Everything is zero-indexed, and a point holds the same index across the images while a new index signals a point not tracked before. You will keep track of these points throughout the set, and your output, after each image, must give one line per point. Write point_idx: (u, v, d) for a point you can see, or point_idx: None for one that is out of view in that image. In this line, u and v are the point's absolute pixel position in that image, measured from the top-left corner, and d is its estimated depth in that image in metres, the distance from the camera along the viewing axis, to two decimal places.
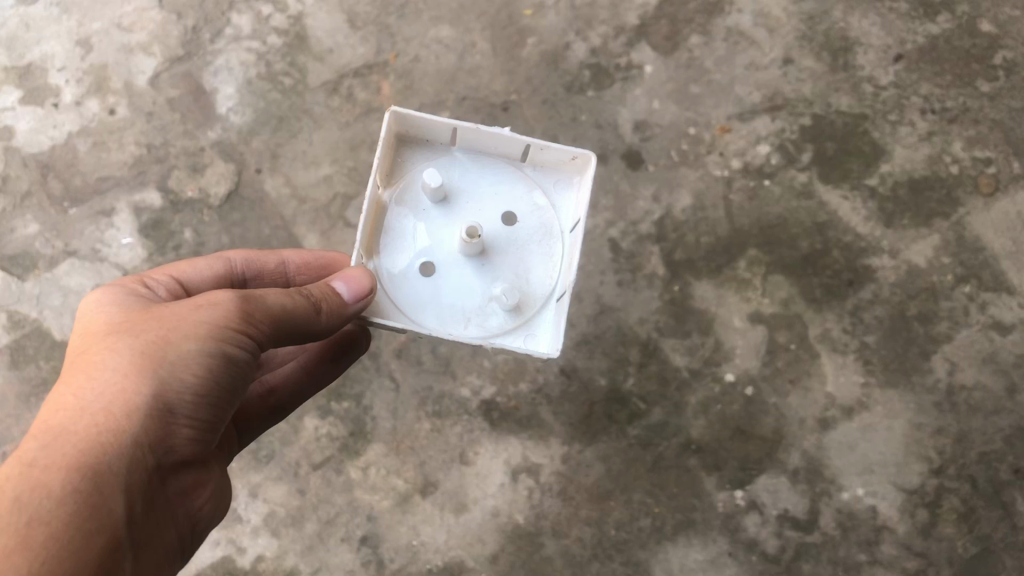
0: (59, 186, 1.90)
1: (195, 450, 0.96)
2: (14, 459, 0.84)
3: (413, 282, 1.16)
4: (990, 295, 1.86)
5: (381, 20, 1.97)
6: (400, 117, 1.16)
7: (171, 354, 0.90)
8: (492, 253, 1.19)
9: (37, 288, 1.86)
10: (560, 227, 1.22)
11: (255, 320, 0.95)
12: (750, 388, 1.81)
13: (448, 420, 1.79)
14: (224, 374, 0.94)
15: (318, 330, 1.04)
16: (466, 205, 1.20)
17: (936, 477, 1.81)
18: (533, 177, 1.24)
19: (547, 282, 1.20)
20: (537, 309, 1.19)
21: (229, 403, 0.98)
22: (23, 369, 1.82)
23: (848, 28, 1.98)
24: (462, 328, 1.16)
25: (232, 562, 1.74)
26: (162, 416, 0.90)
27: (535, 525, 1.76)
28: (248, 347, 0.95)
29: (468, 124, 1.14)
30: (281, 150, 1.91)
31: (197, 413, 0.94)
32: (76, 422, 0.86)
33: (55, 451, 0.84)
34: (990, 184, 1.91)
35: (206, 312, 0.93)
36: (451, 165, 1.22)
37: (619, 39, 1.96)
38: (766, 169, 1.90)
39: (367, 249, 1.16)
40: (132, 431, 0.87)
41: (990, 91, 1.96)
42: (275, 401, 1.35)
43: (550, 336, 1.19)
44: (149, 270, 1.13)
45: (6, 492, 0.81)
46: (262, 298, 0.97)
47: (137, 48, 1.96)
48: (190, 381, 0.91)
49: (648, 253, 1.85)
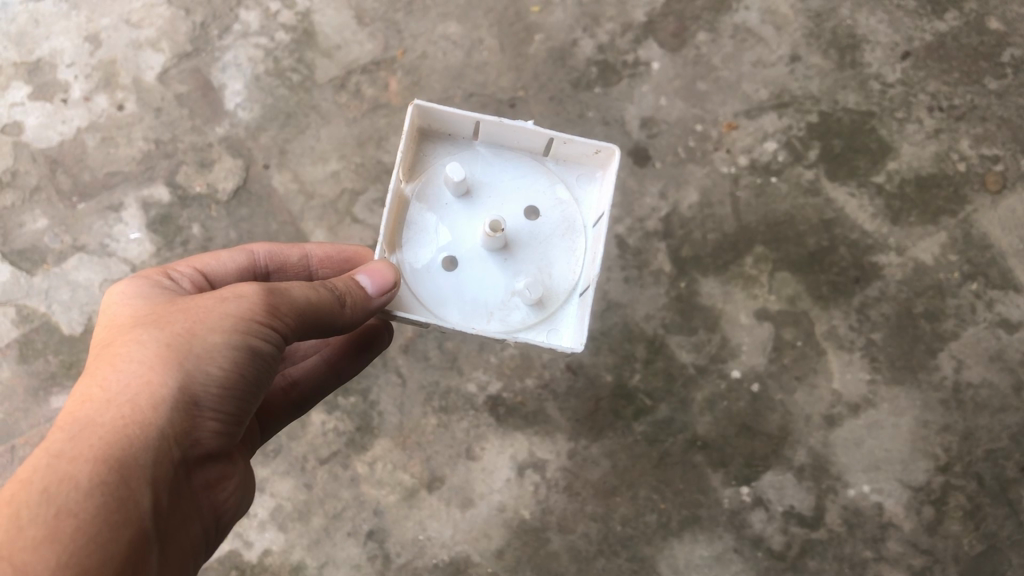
0: (68, 181, 1.91)
1: (220, 443, 0.97)
2: (40, 451, 0.84)
3: (435, 276, 1.17)
4: (997, 292, 1.87)
5: (389, 16, 1.97)
6: (423, 111, 1.16)
7: (196, 347, 0.91)
8: (515, 247, 1.20)
9: (46, 283, 1.86)
10: (582, 222, 1.22)
11: (280, 313, 0.97)
12: (756, 384, 1.82)
13: (455, 416, 1.80)
14: (249, 366, 0.95)
15: (342, 323, 1.05)
16: (488, 199, 1.21)
17: (942, 475, 1.81)
18: (555, 172, 1.24)
19: (569, 277, 1.20)
20: (560, 304, 1.20)
21: (254, 396, 0.99)
22: (32, 363, 1.83)
23: (855, 26, 1.98)
24: (484, 323, 1.17)
25: (239, 556, 1.75)
26: (188, 408, 0.90)
27: (541, 520, 1.77)
28: (272, 340, 0.96)
29: (492, 118, 1.14)
30: (288, 146, 1.91)
31: (222, 405, 0.94)
32: (103, 414, 0.87)
33: (82, 442, 0.84)
34: (998, 181, 1.91)
35: (231, 304, 0.94)
36: (473, 159, 1.23)
37: (626, 36, 1.96)
38: (773, 166, 1.90)
39: (390, 243, 1.17)
40: (159, 422, 0.87)
41: (998, 89, 1.96)
42: (298, 394, 1.35)
43: (573, 331, 1.19)
44: (172, 262, 1.13)
45: (33, 483, 0.81)
46: (287, 291, 0.98)
47: (146, 44, 1.96)
48: (216, 373, 0.92)
49: (655, 249, 1.85)
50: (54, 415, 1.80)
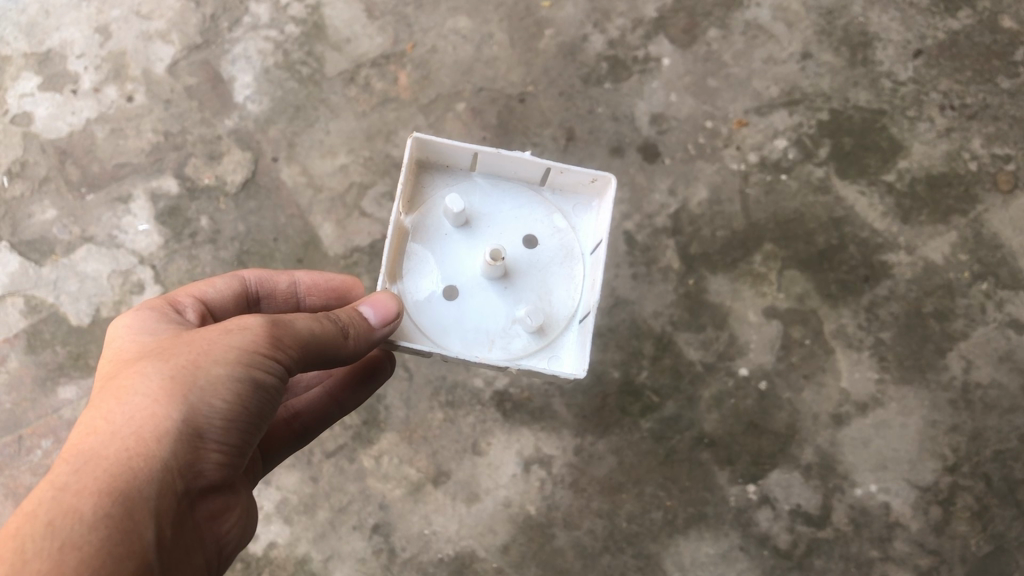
0: (77, 172, 1.91)
1: (224, 475, 0.96)
2: (45, 483, 0.83)
3: (436, 305, 1.17)
4: (1007, 292, 1.86)
5: (398, 10, 1.97)
6: (422, 143, 1.16)
7: (202, 379, 0.91)
8: (515, 275, 1.20)
9: (55, 273, 1.86)
10: (580, 250, 1.22)
11: (283, 345, 0.97)
12: (764, 382, 1.81)
13: (461, 411, 1.80)
14: (253, 398, 0.95)
15: (344, 356, 1.05)
16: (487, 228, 1.21)
17: (950, 475, 1.80)
18: (553, 200, 1.24)
19: (569, 303, 1.20)
20: (560, 331, 1.19)
21: (257, 427, 0.98)
22: (40, 353, 1.83)
23: (867, 23, 1.97)
24: (487, 350, 1.16)
25: (243, 549, 1.75)
26: (192, 440, 0.90)
27: (547, 516, 1.76)
28: (275, 371, 0.96)
29: (490, 149, 1.14)
30: (297, 138, 1.91)
31: (226, 437, 0.94)
32: (108, 446, 0.86)
33: (87, 475, 0.83)
34: (1009, 181, 1.90)
35: (237, 336, 0.95)
36: (472, 189, 1.23)
37: (636, 32, 1.95)
38: (783, 163, 1.89)
39: (391, 273, 1.16)
40: (163, 454, 0.87)
41: (1011, 87, 1.95)
42: (300, 425, 1.35)
43: (574, 357, 1.19)
44: (174, 291, 1.12)
45: (39, 516, 0.80)
46: (291, 323, 0.98)
47: (156, 36, 1.97)
48: (220, 405, 0.92)
49: (663, 246, 1.84)
50: (62, 406, 1.80)
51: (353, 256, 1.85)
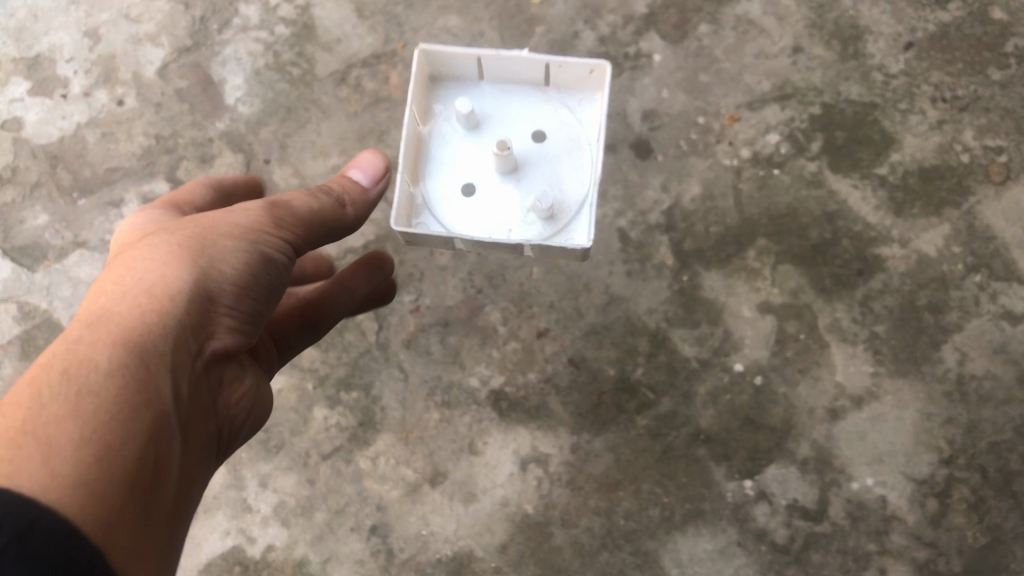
0: (68, 177, 1.91)
1: (234, 342, 1.10)
2: (61, 340, 0.96)
3: (456, 198, 1.33)
4: (1001, 284, 1.85)
5: (388, 9, 1.97)
6: (432, 54, 1.32)
7: (211, 247, 1.08)
8: (524, 167, 1.35)
9: (47, 279, 1.86)
10: (585, 136, 1.34)
11: (284, 222, 1.16)
12: (759, 377, 1.81)
13: (457, 410, 1.80)
14: (256, 267, 1.12)
15: (344, 227, 1.27)
16: (495, 127, 1.37)
17: (946, 467, 1.80)
18: (556, 98, 1.37)
19: (575, 187, 1.32)
20: (571, 212, 1.31)
21: (262, 298, 1.15)
22: (33, 360, 1.82)
23: (858, 17, 1.97)
24: (505, 235, 1.31)
25: (242, 552, 1.76)
26: (202, 301, 1.05)
27: (544, 514, 1.76)
28: (278, 245, 1.15)
29: (490, 52, 1.29)
30: (289, 140, 1.91)
31: (234, 302, 1.10)
32: (121, 305, 1.00)
33: (102, 330, 0.96)
34: (1001, 172, 1.90)
35: (240, 216, 1.13)
36: (481, 97, 1.39)
37: (627, 28, 1.95)
38: (775, 158, 1.89)
39: (414, 173, 1.33)
40: (177, 313, 1.02)
41: (1002, 79, 1.94)
42: (311, 313, 1.49)
43: (584, 233, 1.30)
44: (175, 197, 1.30)
45: (54, 367, 0.91)
46: (290, 203, 1.17)
47: (145, 39, 1.96)
48: (229, 267, 1.09)
49: (657, 243, 1.85)
50: None
51: (346, 257, 1.86)
